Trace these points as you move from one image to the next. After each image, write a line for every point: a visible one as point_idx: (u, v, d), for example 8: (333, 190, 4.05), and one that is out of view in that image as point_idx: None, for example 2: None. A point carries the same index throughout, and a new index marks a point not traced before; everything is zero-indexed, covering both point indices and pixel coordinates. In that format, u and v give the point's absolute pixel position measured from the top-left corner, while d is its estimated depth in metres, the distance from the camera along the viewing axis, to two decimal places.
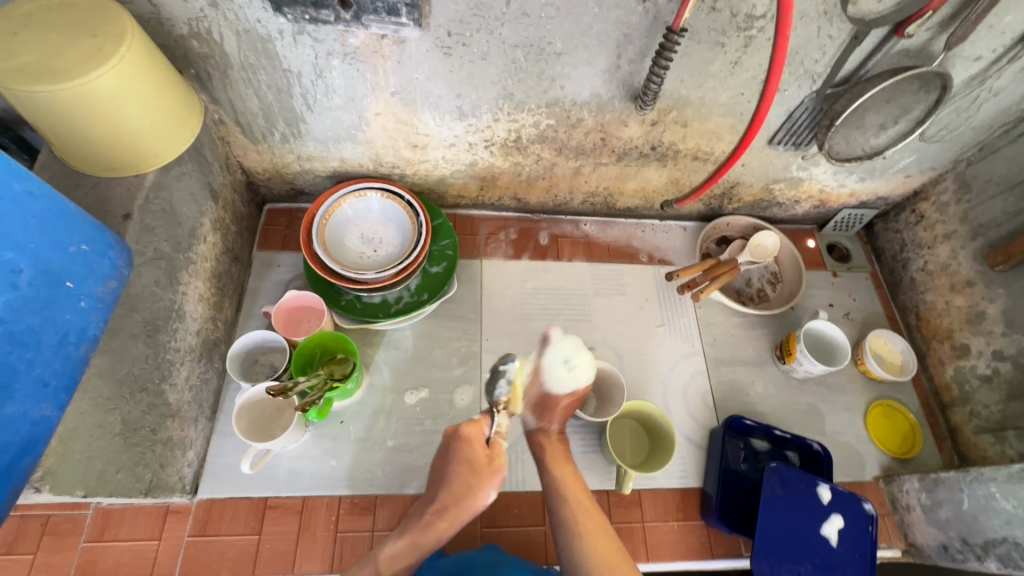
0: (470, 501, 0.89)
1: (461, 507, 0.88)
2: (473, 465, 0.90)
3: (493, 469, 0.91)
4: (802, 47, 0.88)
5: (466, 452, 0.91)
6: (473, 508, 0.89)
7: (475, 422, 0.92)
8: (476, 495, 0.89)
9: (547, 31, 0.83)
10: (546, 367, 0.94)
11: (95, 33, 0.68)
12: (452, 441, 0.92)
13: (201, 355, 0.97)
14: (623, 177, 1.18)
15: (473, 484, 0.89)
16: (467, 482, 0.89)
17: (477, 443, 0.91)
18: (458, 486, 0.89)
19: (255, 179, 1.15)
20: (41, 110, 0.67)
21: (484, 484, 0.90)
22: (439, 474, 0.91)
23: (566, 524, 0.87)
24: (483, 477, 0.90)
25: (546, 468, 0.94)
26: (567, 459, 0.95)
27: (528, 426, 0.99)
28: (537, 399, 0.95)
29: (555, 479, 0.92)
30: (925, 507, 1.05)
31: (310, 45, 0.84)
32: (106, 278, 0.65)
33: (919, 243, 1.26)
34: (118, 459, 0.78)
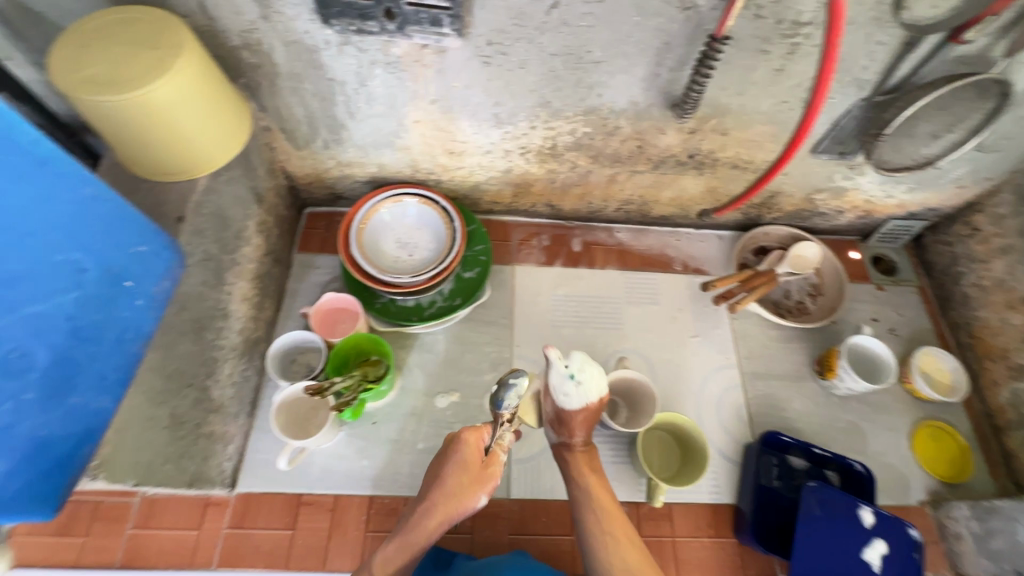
0: (460, 502, 0.82)
1: (448, 510, 0.82)
2: (463, 468, 0.84)
3: (484, 475, 0.84)
4: (850, 54, 0.85)
5: (461, 456, 0.85)
6: (462, 512, 0.82)
7: (475, 428, 0.88)
8: (464, 497, 0.82)
9: (587, 40, 0.83)
10: (552, 382, 0.90)
11: (157, 45, 0.72)
12: (450, 446, 0.88)
13: (243, 353, 1.00)
14: (659, 185, 1.17)
15: (462, 486, 0.83)
16: (457, 484, 0.83)
17: (471, 448, 0.86)
18: (449, 487, 0.83)
19: (297, 184, 1.18)
20: (106, 119, 0.71)
21: (473, 486, 0.83)
22: (433, 477, 0.86)
23: (594, 538, 0.85)
24: (473, 481, 0.83)
25: (573, 481, 0.92)
26: (596, 471, 0.93)
27: (551, 441, 0.96)
28: (552, 415, 0.93)
29: (581, 491, 0.90)
30: (976, 536, 1.00)
31: (354, 55, 0.86)
32: (161, 278, 0.68)
33: (972, 257, 1.20)
34: (165, 451, 0.82)
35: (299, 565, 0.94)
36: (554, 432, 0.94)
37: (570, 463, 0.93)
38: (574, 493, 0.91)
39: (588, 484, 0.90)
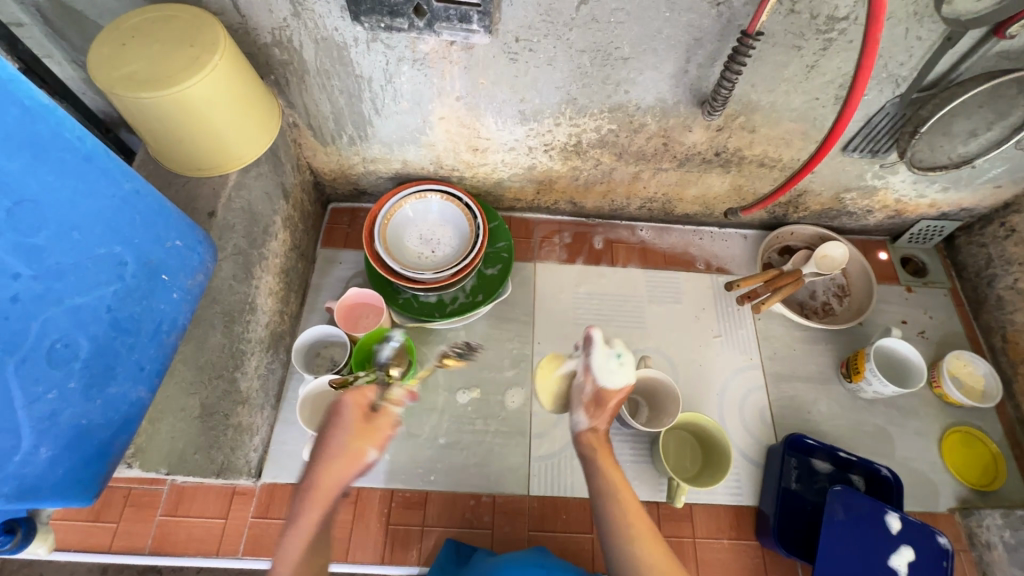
0: (348, 464, 0.79)
1: (334, 477, 0.78)
2: (347, 431, 0.80)
3: (374, 428, 0.82)
4: (886, 50, 0.83)
5: (343, 420, 0.81)
6: (350, 474, 0.79)
7: (357, 387, 0.84)
8: (353, 458, 0.79)
9: (615, 36, 0.83)
10: (597, 362, 0.93)
11: (193, 42, 0.73)
12: (332, 413, 0.83)
13: (269, 346, 1.02)
14: (683, 183, 1.15)
15: (349, 448, 0.79)
16: (341, 449, 0.79)
17: (354, 409, 0.82)
18: (334, 453, 0.79)
19: (322, 179, 1.20)
20: (143, 115, 0.72)
21: (360, 445, 0.80)
22: (315, 448, 0.81)
23: (618, 534, 0.81)
24: (356, 444, 0.80)
25: (592, 476, 0.89)
26: (618, 469, 0.89)
27: (577, 427, 0.93)
28: (590, 397, 0.93)
29: (602, 487, 0.87)
30: (1009, 546, 0.97)
31: (382, 51, 0.87)
32: (195, 271, 0.69)
33: (1007, 259, 1.16)
34: (196, 441, 0.84)
35: None
36: (587, 415, 0.93)
37: (594, 450, 0.91)
38: (594, 490, 0.87)
39: (612, 481, 0.87)
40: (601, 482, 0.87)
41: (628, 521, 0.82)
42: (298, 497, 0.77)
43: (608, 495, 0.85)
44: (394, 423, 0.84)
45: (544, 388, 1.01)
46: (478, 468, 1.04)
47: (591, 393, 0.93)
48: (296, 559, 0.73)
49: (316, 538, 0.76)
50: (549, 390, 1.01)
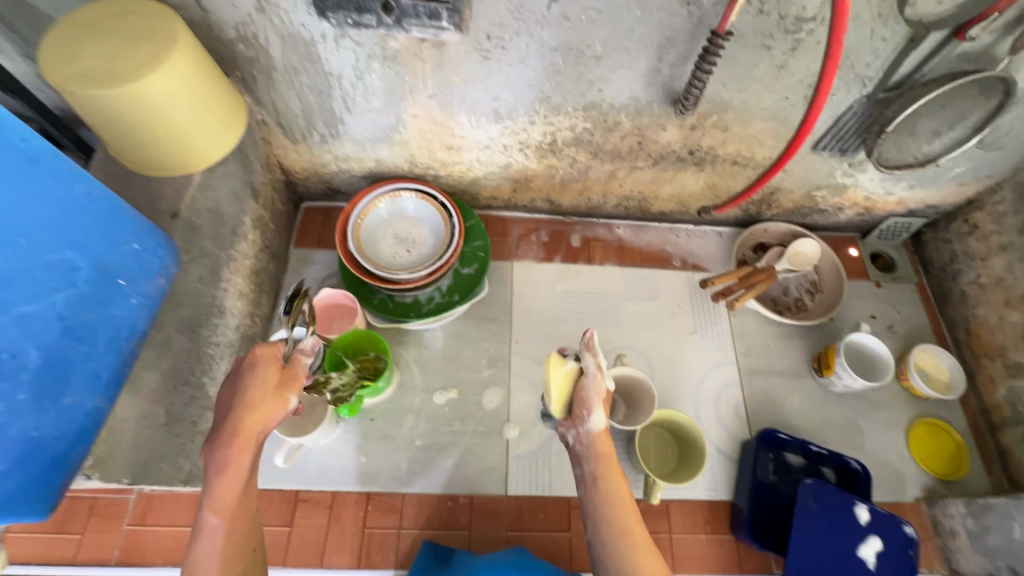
0: (267, 412, 0.69)
1: (254, 427, 0.68)
2: (265, 383, 0.70)
3: (295, 376, 0.72)
4: (853, 50, 0.84)
5: (257, 371, 0.70)
6: (272, 422, 0.69)
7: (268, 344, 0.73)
8: (275, 407, 0.69)
9: (588, 34, 0.82)
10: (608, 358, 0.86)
11: (152, 38, 0.71)
12: (237, 368, 0.71)
13: (239, 350, 0.99)
14: (658, 181, 1.16)
15: (268, 398, 0.69)
16: (258, 396, 0.69)
17: (269, 361, 0.72)
18: (252, 403, 0.68)
19: (294, 178, 1.17)
20: (100, 113, 0.70)
21: (281, 394, 0.70)
22: (225, 402, 0.69)
23: (620, 540, 0.77)
24: (277, 390, 0.70)
25: (602, 479, 0.82)
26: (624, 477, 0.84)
27: (598, 429, 0.84)
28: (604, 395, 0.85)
29: (604, 490, 0.81)
30: (971, 533, 1.00)
31: (351, 48, 0.85)
32: (156, 275, 0.67)
33: (971, 254, 1.19)
34: (161, 449, 0.81)
35: (297, 562, 0.94)
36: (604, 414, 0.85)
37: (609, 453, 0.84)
38: (593, 495, 0.82)
39: (619, 489, 0.81)
40: (606, 490, 0.81)
41: (630, 528, 0.78)
42: (211, 445, 0.67)
43: (612, 501, 0.81)
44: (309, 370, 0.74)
45: (551, 389, 0.83)
46: (455, 469, 1.04)
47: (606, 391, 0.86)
48: (231, 507, 0.67)
49: (246, 483, 0.68)
50: (555, 391, 0.84)
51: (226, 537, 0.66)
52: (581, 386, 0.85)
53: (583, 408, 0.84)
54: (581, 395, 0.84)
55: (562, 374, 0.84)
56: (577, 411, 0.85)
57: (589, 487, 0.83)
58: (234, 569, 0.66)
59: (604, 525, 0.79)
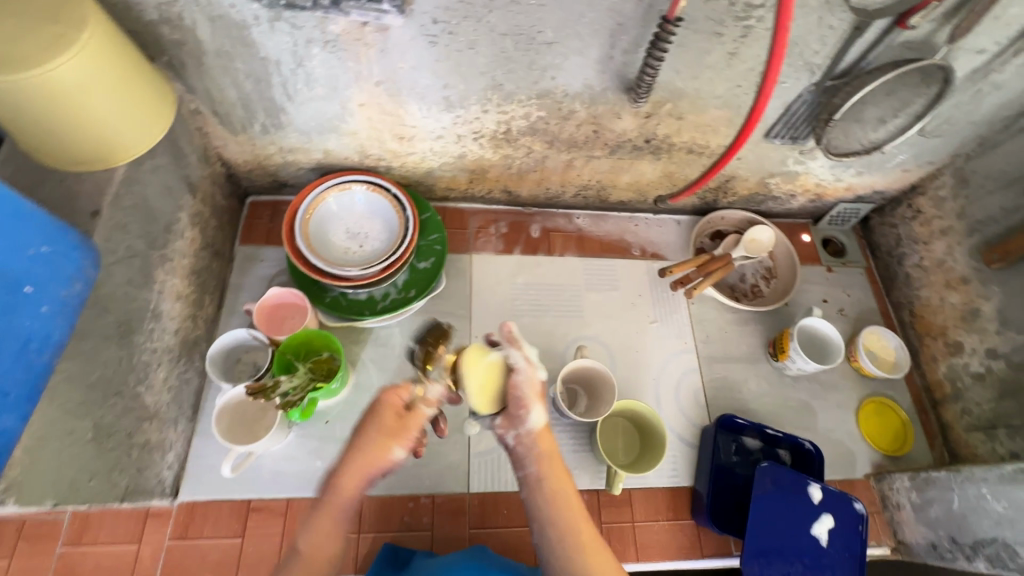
0: (374, 457, 0.79)
1: (360, 467, 0.79)
2: (377, 427, 0.81)
3: (403, 428, 0.81)
4: (801, 38, 0.85)
5: (378, 416, 0.82)
6: (377, 467, 0.80)
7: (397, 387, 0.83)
8: (376, 454, 0.79)
9: (537, 20, 0.80)
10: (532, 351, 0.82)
11: (58, 18, 0.64)
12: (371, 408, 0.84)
13: (180, 355, 0.94)
14: (616, 170, 1.15)
15: (377, 443, 0.80)
16: (371, 439, 0.80)
17: (388, 406, 0.82)
18: (366, 446, 0.80)
19: (236, 171, 1.11)
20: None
21: (386, 443, 0.80)
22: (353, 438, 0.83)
23: (572, 543, 0.76)
24: (385, 437, 0.80)
25: (546, 482, 0.80)
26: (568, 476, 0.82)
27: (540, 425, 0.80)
28: (535, 391, 0.81)
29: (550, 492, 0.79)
30: (915, 505, 1.04)
31: (288, 32, 0.80)
32: (72, 281, 0.62)
33: (914, 238, 1.24)
34: (91, 466, 0.76)
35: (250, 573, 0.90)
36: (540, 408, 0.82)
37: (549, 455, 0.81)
38: (537, 498, 0.80)
39: (565, 490, 0.80)
40: (553, 492, 0.79)
41: (580, 530, 0.77)
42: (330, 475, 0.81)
43: (558, 504, 0.79)
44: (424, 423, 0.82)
45: (473, 385, 0.79)
46: (416, 469, 1.01)
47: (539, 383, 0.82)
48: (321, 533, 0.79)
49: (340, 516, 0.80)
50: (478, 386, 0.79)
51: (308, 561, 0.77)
52: (510, 382, 0.81)
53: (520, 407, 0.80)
54: (511, 391, 0.80)
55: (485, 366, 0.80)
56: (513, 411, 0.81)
57: (534, 491, 0.80)
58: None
59: (554, 530, 0.77)
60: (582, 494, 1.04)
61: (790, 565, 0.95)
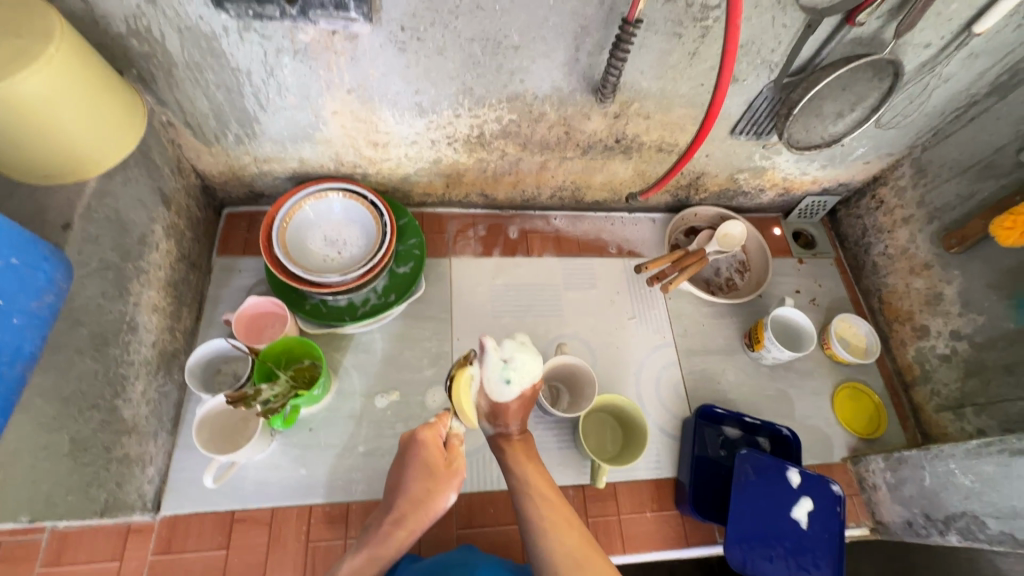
0: (433, 503, 0.86)
1: (420, 514, 0.85)
2: (429, 468, 0.87)
3: (452, 471, 0.89)
4: (757, 37, 0.88)
5: (423, 457, 0.88)
6: (433, 515, 0.86)
7: (431, 425, 0.91)
8: (434, 500, 0.86)
9: (503, 24, 0.82)
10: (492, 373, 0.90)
11: (21, 32, 0.64)
12: (407, 447, 0.90)
13: (158, 368, 0.93)
14: (589, 170, 1.18)
15: (433, 490, 0.86)
16: (423, 485, 0.86)
17: (432, 446, 0.90)
18: (417, 494, 0.86)
19: (211, 182, 1.11)
20: None
21: (443, 487, 0.87)
22: (397, 480, 0.88)
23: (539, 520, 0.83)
24: (439, 479, 0.87)
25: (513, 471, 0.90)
26: (532, 460, 0.92)
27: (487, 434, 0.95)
28: (487, 410, 0.92)
29: (524, 482, 0.88)
30: (890, 485, 1.07)
31: (257, 42, 0.81)
32: (42, 293, 0.62)
33: (879, 228, 1.28)
34: (68, 481, 0.75)
35: None
36: (489, 424, 0.94)
37: (515, 450, 0.92)
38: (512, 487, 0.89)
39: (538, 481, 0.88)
40: (523, 478, 0.88)
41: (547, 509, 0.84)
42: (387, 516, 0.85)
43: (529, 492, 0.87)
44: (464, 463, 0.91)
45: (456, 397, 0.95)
46: None
47: (488, 406, 0.92)
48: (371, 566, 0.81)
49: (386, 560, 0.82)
50: (460, 403, 0.95)
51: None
52: (475, 396, 0.93)
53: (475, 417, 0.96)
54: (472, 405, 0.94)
55: (468, 384, 0.94)
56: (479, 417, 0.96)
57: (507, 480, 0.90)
58: None
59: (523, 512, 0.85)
60: (568, 491, 1.05)
61: (772, 549, 0.97)
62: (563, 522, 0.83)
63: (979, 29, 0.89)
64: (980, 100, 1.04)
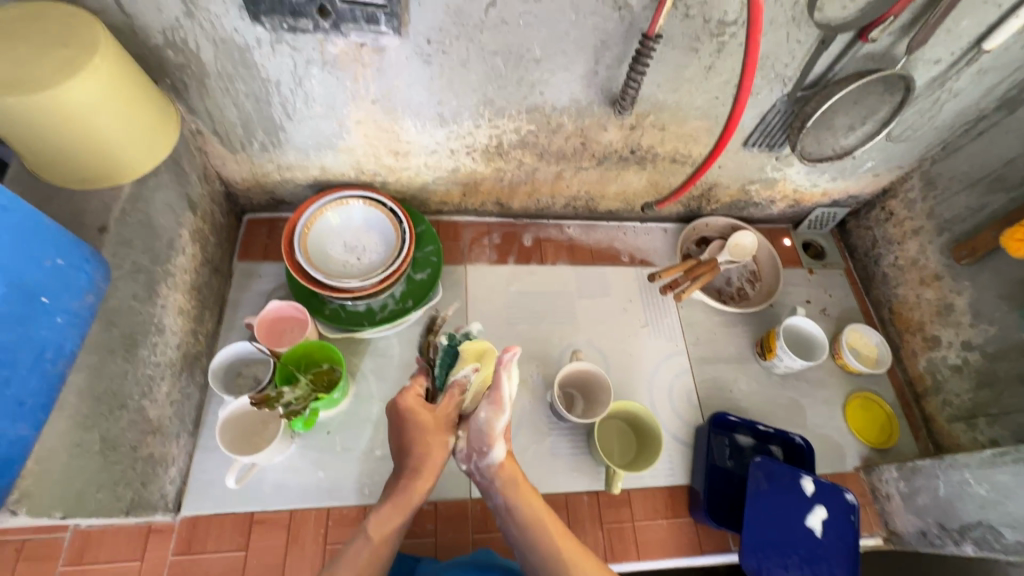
0: (435, 449, 0.87)
1: (431, 463, 0.86)
2: (421, 425, 0.88)
3: (441, 419, 0.89)
4: (772, 52, 0.91)
5: (410, 419, 0.88)
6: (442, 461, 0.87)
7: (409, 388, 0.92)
8: (438, 448, 0.87)
9: (525, 38, 0.85)
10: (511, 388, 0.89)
11: (68, 43, 0.67)
12: (395, 416, 0.90)
13: (181, 370, 0.95)
14: (603, 180, 1.20)
15: (432, 440, 0.87)
16: (424, 438, 0.87)
17: (413, 408, 0.89)
18: (423, 446, 0.86)
19: (235, 189, 1.13)
20: (23, 124, 0.65)
21: (439, 435, 0.88)
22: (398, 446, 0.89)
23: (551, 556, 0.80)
24: (435, 430, 0.88)
25: (515, 507, 0.85)
26: (534, 493, 0.87)
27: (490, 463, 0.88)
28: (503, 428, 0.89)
29: (527, 514, 0.84)
30: (904, 495, 1.07)
31: (288, 54, 0.84)
32: (83, 292, 0.65)
33: (889, 239, 1.30)
34: (97, 479, 0.76)
35: None
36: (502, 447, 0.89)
37: (515, 477, 0.87)
38: (515, 525, 0.84)
39: (539, 513, 0.84)
40: (525, 514, 0.84)
41: (557, 545, 0.80)
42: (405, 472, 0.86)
43: (532, 525, 0.83)
44: (456, 407, 0.91)
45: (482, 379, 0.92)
46: None
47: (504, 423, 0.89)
48: (400, 508, 0.83)
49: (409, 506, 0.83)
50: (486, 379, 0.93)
51: (393, 523, 0.81)
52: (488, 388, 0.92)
53: (483, 443, 0.88)
54: (490, 417, 0.88)
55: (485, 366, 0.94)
56: (478, 446, 0.88)
57: (507, 517, 0.85)
58: (389, 548, 0.80)
59: (531, 552, 0.81)
60: (582, 496, 1.06)
61: (787, 558, 0.97)
62: (577, 554, 0.81)
63: (989, 46, 0.91)
64: (989, 115, 1.06)
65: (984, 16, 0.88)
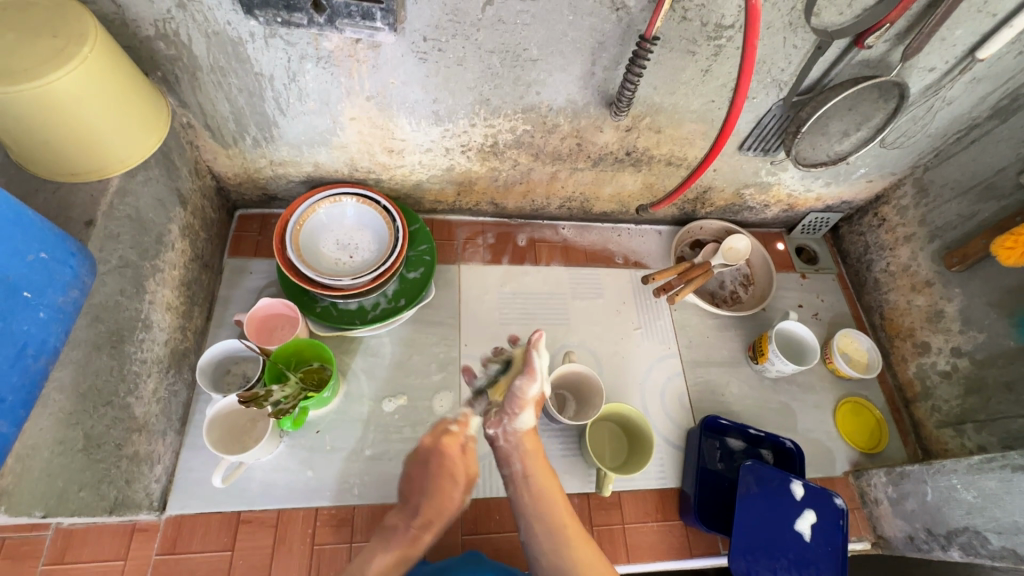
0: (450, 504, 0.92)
1: (441, 517, 0.91)
2: (451, 475, 0.92)
3: (467, 473, 0.94)
4: (769, 56, 0.91)
5: (446, 464, 0.93)
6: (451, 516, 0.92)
7: (452, 434, 0.95)
8: (451, 502, 0.92)
9: (522, 37, 0.84)
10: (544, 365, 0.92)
11: (56, 33, 0.66)
12: (430, 457, 0.93)
13: (169, 367, 0.94)
14: (598, 182, 1.20)
15: (451, 493, 0.92)
16: (446, 490, 0.92)
17: (454, 454, 0.93)
18: (442, 497, 0.91)
19: (226, 184, 1.12)
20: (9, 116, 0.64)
21: (460, 491, 0.93)
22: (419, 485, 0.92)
23: (557, 532, 0.87)
24: (459, 485, 0.93)
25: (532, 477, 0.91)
26: (549, 471, 0.93)
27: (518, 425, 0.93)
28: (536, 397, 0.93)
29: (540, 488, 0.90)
30: (891, 499, 1.08)
31: (282, 48, 0.83)
32: (68, 287, 0.64)
33: (881, 245, 1.30)
34: (79, 477, 0.75)
35: None
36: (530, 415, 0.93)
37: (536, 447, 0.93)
38: (528, 494, 0.90)
39: (551, 490, 0.91)
40: (539, 487, 0.90)
41: (564, 523, 0.88)
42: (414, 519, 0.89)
43: (544, 499, 0.90)
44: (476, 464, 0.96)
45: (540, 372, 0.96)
46: None
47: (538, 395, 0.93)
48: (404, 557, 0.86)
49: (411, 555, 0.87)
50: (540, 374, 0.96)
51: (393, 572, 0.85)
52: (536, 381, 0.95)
53: (515, 407, 0.92)
54: (524, 385, 0.91)
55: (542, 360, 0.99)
56: (510, 410, 0.92)
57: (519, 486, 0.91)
58: None
59: (537, 522, 0.88)
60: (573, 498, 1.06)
61: (776, 561, 0.97)
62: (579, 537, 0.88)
63: (983, 54, 0.91)
64: (982, 123, 1.07)
65: (978, 25, 0.89)
